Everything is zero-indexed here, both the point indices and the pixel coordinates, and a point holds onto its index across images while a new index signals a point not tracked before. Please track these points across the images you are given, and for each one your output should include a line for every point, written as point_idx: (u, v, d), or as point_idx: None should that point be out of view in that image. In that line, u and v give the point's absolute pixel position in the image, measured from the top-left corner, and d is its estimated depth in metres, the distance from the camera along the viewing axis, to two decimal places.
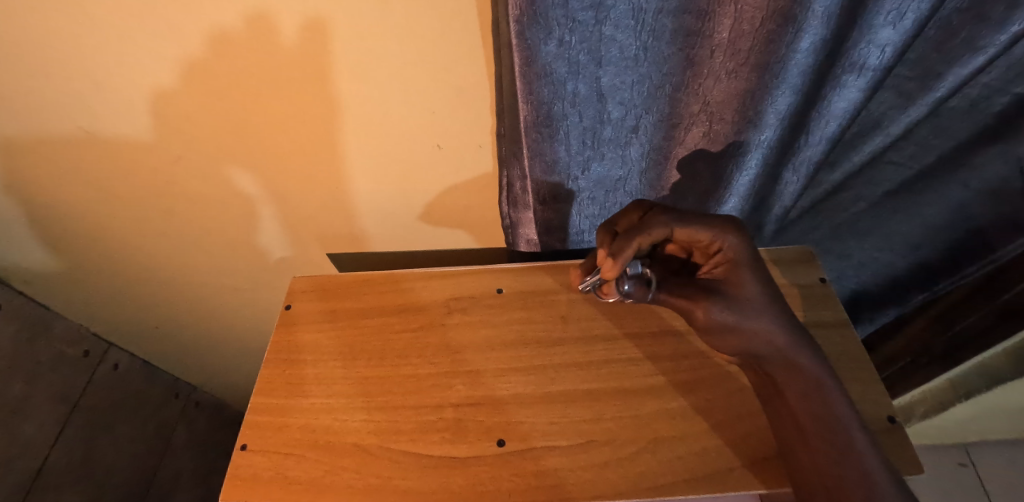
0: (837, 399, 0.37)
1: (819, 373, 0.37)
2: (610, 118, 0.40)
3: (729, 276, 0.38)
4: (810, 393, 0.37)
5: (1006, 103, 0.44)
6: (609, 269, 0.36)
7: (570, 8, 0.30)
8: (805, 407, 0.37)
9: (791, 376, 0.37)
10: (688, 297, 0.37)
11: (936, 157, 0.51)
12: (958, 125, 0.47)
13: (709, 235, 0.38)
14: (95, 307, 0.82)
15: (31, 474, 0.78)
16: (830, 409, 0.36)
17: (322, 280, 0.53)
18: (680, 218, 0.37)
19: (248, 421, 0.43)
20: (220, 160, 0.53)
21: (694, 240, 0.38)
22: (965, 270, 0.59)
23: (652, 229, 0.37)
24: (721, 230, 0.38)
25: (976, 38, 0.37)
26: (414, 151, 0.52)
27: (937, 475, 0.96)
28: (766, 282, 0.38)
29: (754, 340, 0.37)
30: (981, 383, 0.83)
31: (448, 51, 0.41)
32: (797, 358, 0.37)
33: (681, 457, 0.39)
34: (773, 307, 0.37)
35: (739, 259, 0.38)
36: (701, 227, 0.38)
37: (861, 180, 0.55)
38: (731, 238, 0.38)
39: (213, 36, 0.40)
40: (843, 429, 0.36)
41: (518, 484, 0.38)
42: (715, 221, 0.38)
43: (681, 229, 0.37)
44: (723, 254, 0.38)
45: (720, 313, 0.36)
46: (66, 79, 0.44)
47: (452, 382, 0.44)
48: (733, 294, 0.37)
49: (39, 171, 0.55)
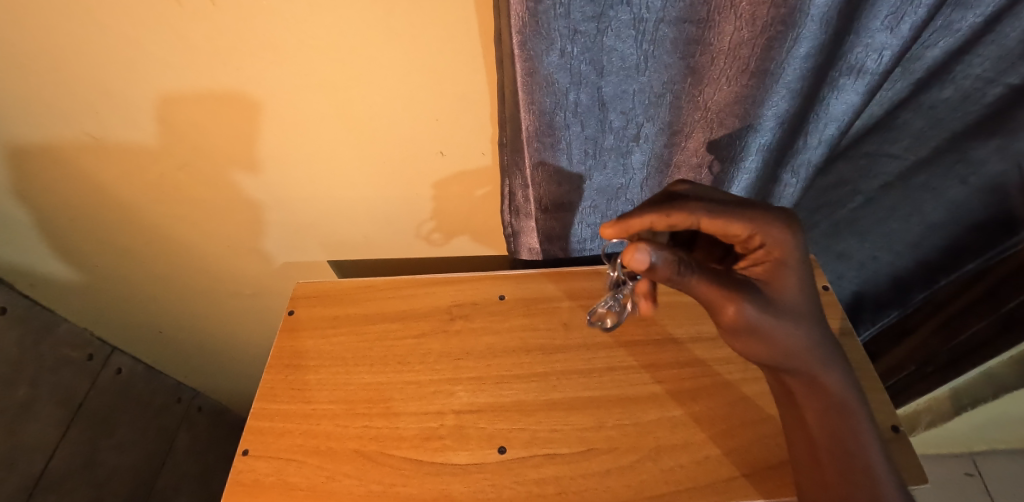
0: (860, 420, 0.35)
1: (844, 392, 0.35)
2: (611, 127, 0.40)
3: (772, 277, 0.35)
4: (828, 411, 0.35)
5: (999, 93, 0.44)
6: (612, 229, 0.37)
7: (571, 20, 0.30)
8: (823, 424, 0.35)
9: (811, 392, 0.35)
10: (724, 289, 0.33)
11: (932, 149, 0.50)
12: (952, 117, 0.47)
13: (748, 227, 0.34)
14: (99, 313, 0.83)
15: (33, 478, 0.80)
16: (849, 428, 0.34)
17: (325, 285, 0.53)
18: (714, 207, 0.34)
19: (250, 427, 0.43)
20: (224, 167, 0.54)
21: (730, 234, 0.35)
22: (965, 266, 0.61)
23: (679, 213, 0.35)
24: (761, 224, 0.34)
25: (953, 22, 0.38)
26: (415, 159, 0.52)
27: (942, 486, 0.95)
28: (807, 290, 0.35)
29: (780, 353, 0.34)
30: (987, 390, 0.81)
31: (450, 59, 0.42)
32: (821, 377, 0.35)
33: (683, 466, 0.39)
34: (807, 318, 0.34)
35: (783, 260, 0.34)
36: (737, 220, 0.34)
37: (858, 172, 0.55)
38: (775, 233, 0.34)
39: (220, 47, 0.41)
40: (860, 449, 0.34)
41: (519, 492, 0.38)
42: (759, 214, 0.34)
43: (713, 222, 0.34)
44: (768, 251, 0.35)
45: (756, 315, 0.33)
46: (73, 87, 0.45)
47: (453, 389, 0.44)
48: (770, 298, 0.34)
49: (45, 175, 0.56)
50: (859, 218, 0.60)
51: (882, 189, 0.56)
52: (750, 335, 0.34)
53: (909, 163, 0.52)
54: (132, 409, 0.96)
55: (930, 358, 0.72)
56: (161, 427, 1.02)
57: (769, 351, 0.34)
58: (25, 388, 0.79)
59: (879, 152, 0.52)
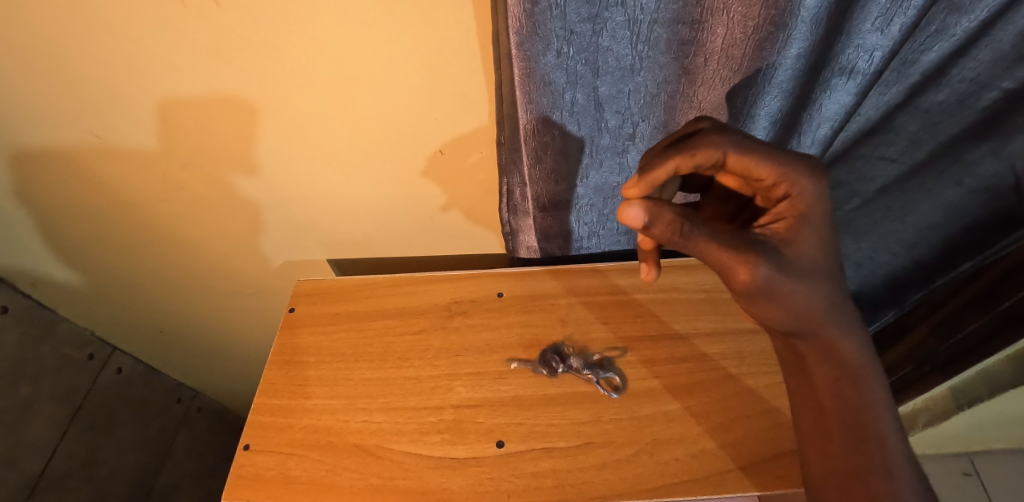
0: (874, 389, 0.35)
1: (859, 360, 0.35)
2: (608, 126, 0.40)
3: (790, 234, 0.33)
4: (843, 380, 0.34)
5: (994, 98, 0.44)
6: (633, 186, 0.34)
7: (568, 21, 0.31)
8: (835, 391, 0.35)
9: (824, 358, 0.35)
10: (734, 250, 0.31)
11: (928, 152, 0.51)
12: (949, 119, 0.47)
13: (775, 173, 0.32)
14: (101, 313, 0.83)
15: (33, 477, 0.80)
16: (862, 398, 0.34)
17: (326, 283, 0.54)
18: (741, 144, 0.32)
19: (252, 422, 0.44)
20: (226, 169, 0.54)
21: (756, 177, 0.33)
22: (959, 266, 0.60)
23: (701, 149, 0.32)
24: (791, 169, 0.32)
25: (948, 27, 0.39)
26: (415, 158, 0.53)
27: (942, 486, 0.95)
28: (828, 251, 0.34)
29: (796, 315, 0.33)
30: (983, 389, 0.82)
31: (451, 60, 0.42)
32: (837, 344, 0.34)
33: (678, 459, 0.39)
34: (827, 279, 0.33)
35: (807, 214, 0.33)
36: (766, 162, 0.32)
37: (855, 175, 0.55)
38: (803, 181, 0.32)
39: (222, 48, 0.41)
40: (872, 419, 0.34)
41: (518, 485, 0.38)
42: (789, 158, 0.32)
43: (740, 160, 0.32)
44: (791, 203, 0.33)
45: (770, 274, 0.31)
46: (79, 88, 0.45)
47: (452, 384, 0.45)
48: (789, 258, 0.33)
49: (48, 176, 0.57)
50: (856, 218, 0.61)
51: (879, 191, 0.57)
52: (763, 298, 0.32)
53: (906, 166, 0.53)
54: (132, 409, 0.96)
55: (929, 357, 0.72)
56: (161, 427, 1.02)
57: (783, 313, 0.33)
58: (26, 388, 0.80)
59: (875, 155, 0.53)
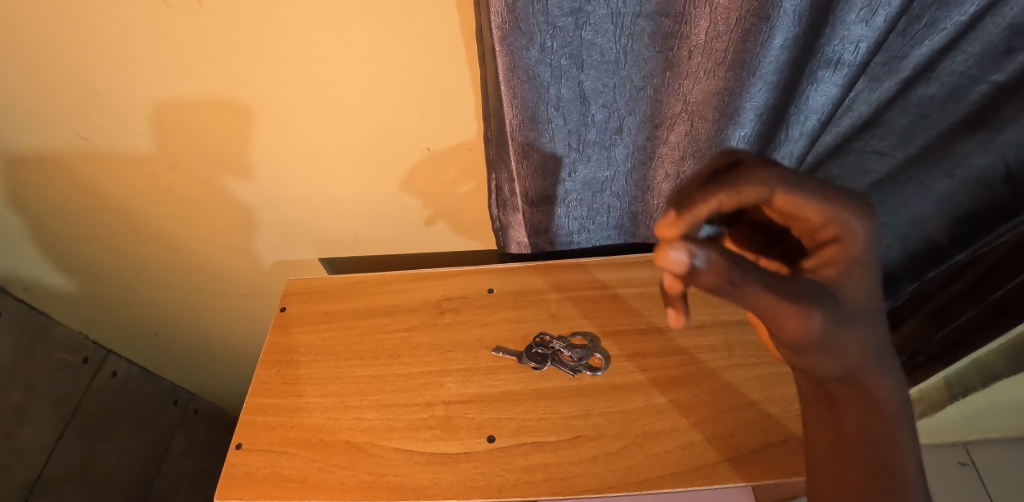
0: (901, 432, 0.28)
1: (891, 400, 0.28)
2: (594, 120, 0.40)
3: (837, 280, 0.27)
4: (870, 419, 0.27)
5: (983, 91, 0.44)
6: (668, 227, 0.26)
7: (549, 16, 0.31)
8: (859, 428, 0.28)
9: (851, 393, 0.28)
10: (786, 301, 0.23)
11: (919, 146, 0.51)
12: (939, 112, 0.47)
13: (826, 215, 0.26)
14: (94, 317, 0.83)
15: (29, 482, 0.80)
16: (888, 439, 0.27)
17: (317, 282, 0.54)
18: (790, 180, 0.25)
19: (243, 421, 0.44)
20: (216, 172, 0.55)
21: (803, 217, 0.26)
22: (953, 258, 0.60)
23: (745, 186, 0.25)
24: (845, 208, 0.26)
25: (938, 20, 0.39)
26: (404, 156, 0.53)
27: (938, 476, 0.95)
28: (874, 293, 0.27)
29: (833, 360, 0.26)
30: (977, 378, 0.82)
31: (435, 56, 0.42)
32: (871, 380, 0.27)
33: (669, 451, 0.39)
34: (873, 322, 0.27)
35: (860, 260, 0.26)
36: (817, 201, 0.25)
37: (850, 169, 0.56)
38: (858, 224, 0.26)
39: (206, 47, 0.41)
40: (897, 463, 0.27)
41: (508, 480, 0.39)
42: (840, 195, 0.26)
43: (789, 200, 0.26)
44: (841, 247, 0.27)
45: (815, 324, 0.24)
46: (64, 92, 0.45)
47: (443, 380, 0.45)
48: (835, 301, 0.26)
49: (37, 181, 0.57)
50: None
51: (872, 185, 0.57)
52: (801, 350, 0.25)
53: (899, 159, 0.53)
54: (127, 413, 0.96)
55: (921, 348, 0.73)
56: (157, 430, 1.02)
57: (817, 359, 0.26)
58: (21, 393, 0.80)
59: (866, 149, 0.53)
